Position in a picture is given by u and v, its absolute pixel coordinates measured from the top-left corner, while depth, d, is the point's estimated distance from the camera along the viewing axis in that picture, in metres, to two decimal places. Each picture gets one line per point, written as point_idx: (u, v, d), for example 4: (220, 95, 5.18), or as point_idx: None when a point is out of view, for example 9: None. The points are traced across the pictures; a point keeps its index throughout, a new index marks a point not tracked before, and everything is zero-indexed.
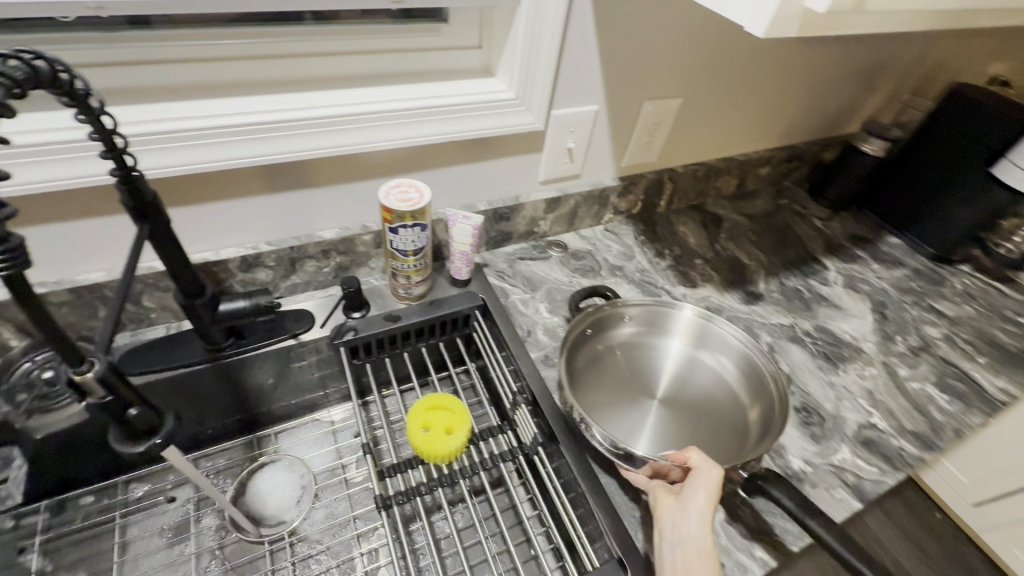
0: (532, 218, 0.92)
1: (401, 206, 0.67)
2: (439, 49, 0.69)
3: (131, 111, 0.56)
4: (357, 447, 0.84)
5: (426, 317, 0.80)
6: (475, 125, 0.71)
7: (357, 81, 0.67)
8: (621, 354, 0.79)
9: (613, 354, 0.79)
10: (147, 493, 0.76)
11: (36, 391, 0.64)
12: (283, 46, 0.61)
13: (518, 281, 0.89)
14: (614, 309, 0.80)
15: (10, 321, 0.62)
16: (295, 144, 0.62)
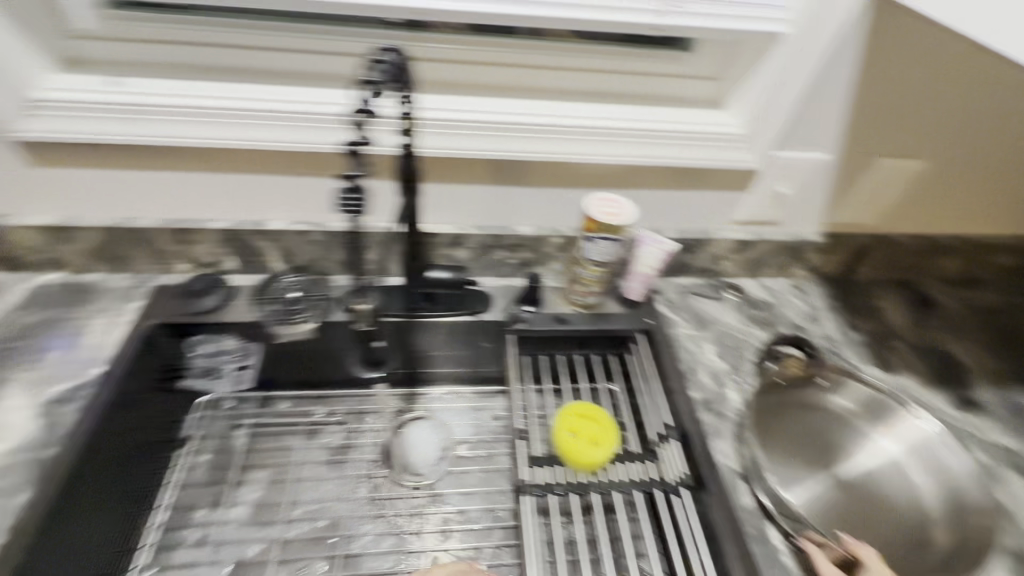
0: (715, 256, 0.89)
1: (606, 218, 0.70)
2: (676, 76, 0.71)
3: (410, 98, 0.68)
4: (494, 431, 0.90)
5: (592, 327, 0.82)
6: (693, 154, 0.71)
7: (591, 97, 0.72)
8: (813, 416, 0.75)
9: (804, 411, 0.75)
10: (325, 412, 0.89)
11: (286, 307, 0.77)
12: (537, 59, 0.68)
13: (688, 316, 0.87)
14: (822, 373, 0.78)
15: (278, 247, 0.79)
16: (527, 145, 0.69)
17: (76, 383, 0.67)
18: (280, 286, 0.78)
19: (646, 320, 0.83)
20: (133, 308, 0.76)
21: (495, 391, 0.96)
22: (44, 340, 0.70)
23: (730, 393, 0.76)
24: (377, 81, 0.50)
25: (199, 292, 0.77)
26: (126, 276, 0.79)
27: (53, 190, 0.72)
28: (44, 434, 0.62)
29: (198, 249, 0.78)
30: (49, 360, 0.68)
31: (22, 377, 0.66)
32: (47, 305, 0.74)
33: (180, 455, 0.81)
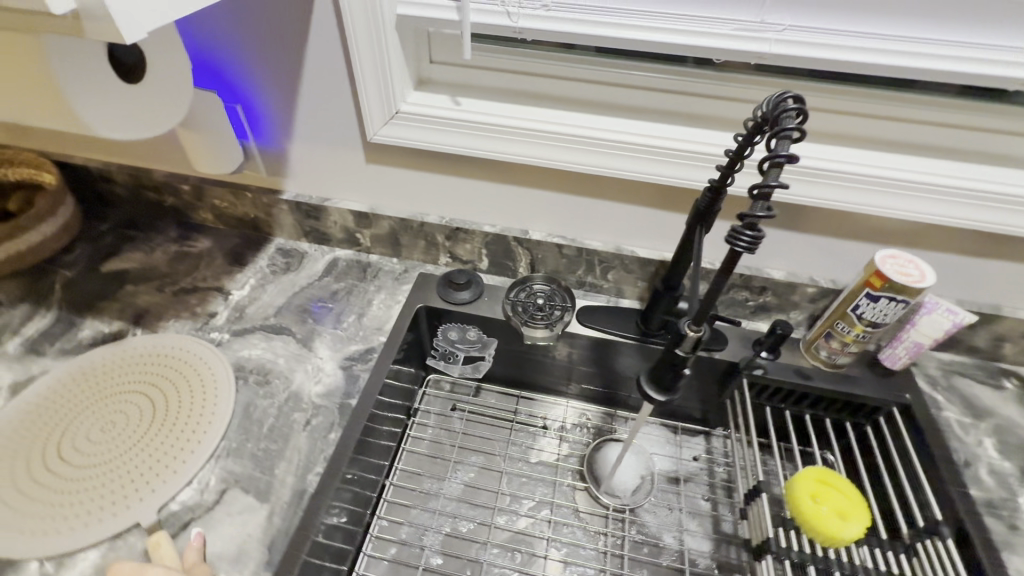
0: (1000, 337, 0.77)
1: (899, 278, 0.64)
2: (1013, 133, 0.63)
3: (702, 132, 0.69)
4: (697, 470, 0.87)
5: (838, 388, 0.76)
6: (1022, 222, 0.63)
7: (898, 147, 0.67)
8: None
9: None
10: (530, 412, 0.94)
11: (531, 311, 0.82)
12: (855, 103, 0.65)
13: (956, 398, 0.76)
14: None
15: (530, 255, 0.85)
16: (824, 192, 0.66)
17: (366, 347, 0.79)
18: (529, 290, 0.84)
19: (904, 394, 0.75)
20: (405, 290, 0.87)
21: (694, 429, 0.93)
22: (342, 305, 0.84)
23: (1023, 503, 0.65)
24: (779, 107, 0.42)
25: (458, 285, 0.85)
26: (398, 261, 0.92)
27: (366, 182, 0.83)
28: (346, 386, 0.73)
29: (463, 247, 0.87)
30: (346, 323, 0.82)
31: (327, 334, 0.80)
32: (342, 275, 0.89)
33: (408, 429, 0.89)
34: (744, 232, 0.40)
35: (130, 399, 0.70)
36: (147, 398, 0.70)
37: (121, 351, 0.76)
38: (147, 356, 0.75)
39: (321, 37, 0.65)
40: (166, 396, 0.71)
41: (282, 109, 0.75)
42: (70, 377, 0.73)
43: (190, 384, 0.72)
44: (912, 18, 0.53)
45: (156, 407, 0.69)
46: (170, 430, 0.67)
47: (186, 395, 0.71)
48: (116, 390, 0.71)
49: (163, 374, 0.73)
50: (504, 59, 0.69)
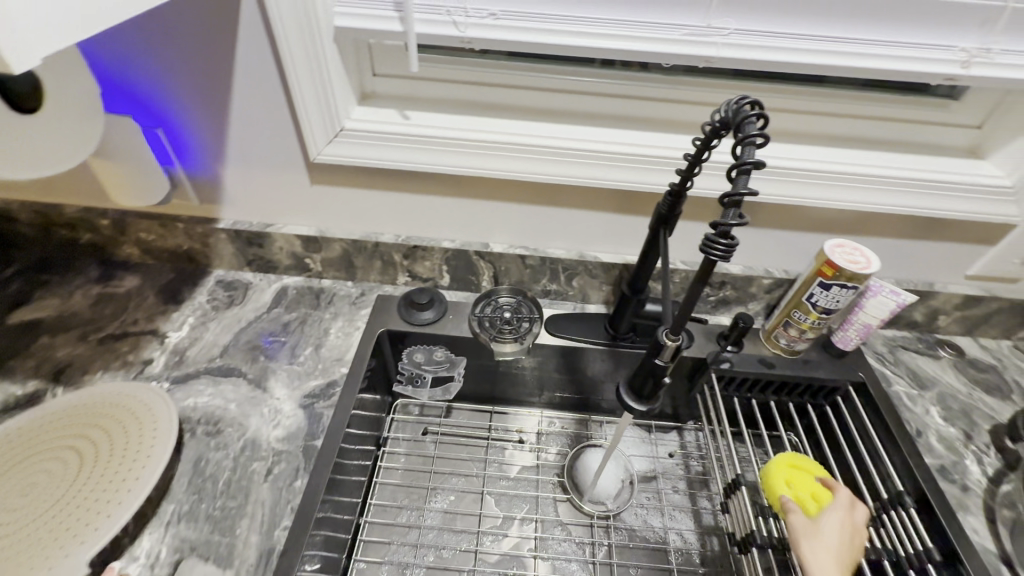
0: (935, 310, 0.83)
1: (849, 266, 0.67)
2: (935, 123, 0.68)
3: (657, 134, 0.69)
4: (674, 467, 0.88)
5: (799, 374, 0.79)
6: (950, 206, 0.68)
7: (838, 141, 0.70)
8: None
9: None
10: (504, 427, 0.91)
11: (498, 325, 0.79)
12: (795, 101, 0.67)
13: (902, 372, 0.81)
14: None
15: (493, 268, 0.83)
16: (774, 188, 0.68)
17: (327, 382, 0.73)
18: (495, 303, 0.82)
19: (858, 374, 0.79)
20: (364, 315, 0.83)
21: (667, 425, 0.94)
22: (296, 338, 0.78)
23: (970, 464, 0.70)
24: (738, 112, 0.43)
25: (420, 305, 0.81)
26: (353, 285, 0.87)
27: (312, 204, 0.78)
28: (308, 427, 0.68)
29: (422, 265, 0.83)
30: (303, 357, 0.76)
31: (282, 371, 0.74)
32: (293, 305, 0.83)
33: (379, 461, 0.84)
34: (718, 240, 0.40)
35: (47, 456, 0.61)
36: (70, 450, 0.61)
37: (34, 402, 0.66)
38: (66, 404, 0.66)
39: (249, 52, 0.60)
40: (95, 446, 0.62)
41: (211, 132, 0.69)
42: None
43: (125, 427, 0.64)
44: (847, 19, 0.56)
45: (83, 459, 0.61)
46: (101, 483, 0.59)
47: (118, 440, 0.62)
48: (30, 446, 0.62)
49: (88, 422, 0.65)
50: (452, 70, 0.67)
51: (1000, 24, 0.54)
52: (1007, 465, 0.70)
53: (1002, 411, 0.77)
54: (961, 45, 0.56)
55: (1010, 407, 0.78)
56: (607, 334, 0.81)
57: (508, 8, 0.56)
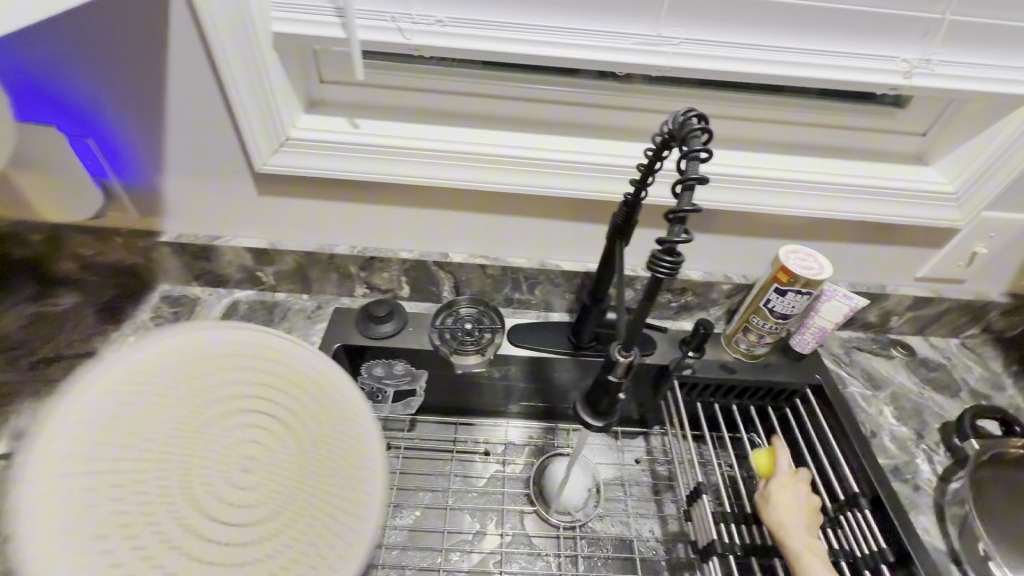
0: (888, 311, 0.85)
1: (803, 272, 0.68)
2: (883, 131, 0.70)
3: (613, 143, 0.68)
4: (641, 472, 0.88)
5: (758, 378, 0.80)
6: (899, 211, 0.69)
7: (791, 148, 0.71)
8: None
9: None
10: (469, 439, 0.89)
11: (459, 337, 0.78)
12: (749, 109, 0.67)
13: (857, 373, 0.83)
14: None
15: (454, 278, 0.81)
16: (730, 196, 0.68)
17: None
18: (456, 314, 0.80)
19: (816, 376, 0.80)
20: (319, 329, 0.80)
21: (633, 431, 0.93)
22: None
23: (921, 463, 0.72)
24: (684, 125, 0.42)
25: (378, 318, 0.79)
26: (309, 298, 0.84)
27: (262, 215, 0.75)
28: None
29: (380, 276, 0.81)
30: None
31: None
32: (244, 320, 0.80)
33: None
34: (663, 257, 0.39)
35: (224, 419, 0.38)
36: (250, 431, 0.38)
37: (199, 361, 0.40)
38: (226, 355, 0.41)
39: (183, 58, 0.57)
40: (273, 409, 0.40)
41: (146, 141, 0.65)
42: (99, 403, 0.35)
43: (319, 410, 0.42)
44: (796, 29, 0.56)
45: (275, 442, 0.39)
46: (316, 493, 0.38)
47: (311, 430, 0.40)
48: (197, 385, 0.39)
49: (270, 375, 0.41)
50: (403, 77, 0.65)
51: (938, 37, 0.55)
52: (956, 462, 0.73)
53: (950, 409, 0.79)
54: (903, 56, 0.57)
55: (958, 405, 0.80)
56: (569, 344, 0.81)
57: (455, 15, 0.55)
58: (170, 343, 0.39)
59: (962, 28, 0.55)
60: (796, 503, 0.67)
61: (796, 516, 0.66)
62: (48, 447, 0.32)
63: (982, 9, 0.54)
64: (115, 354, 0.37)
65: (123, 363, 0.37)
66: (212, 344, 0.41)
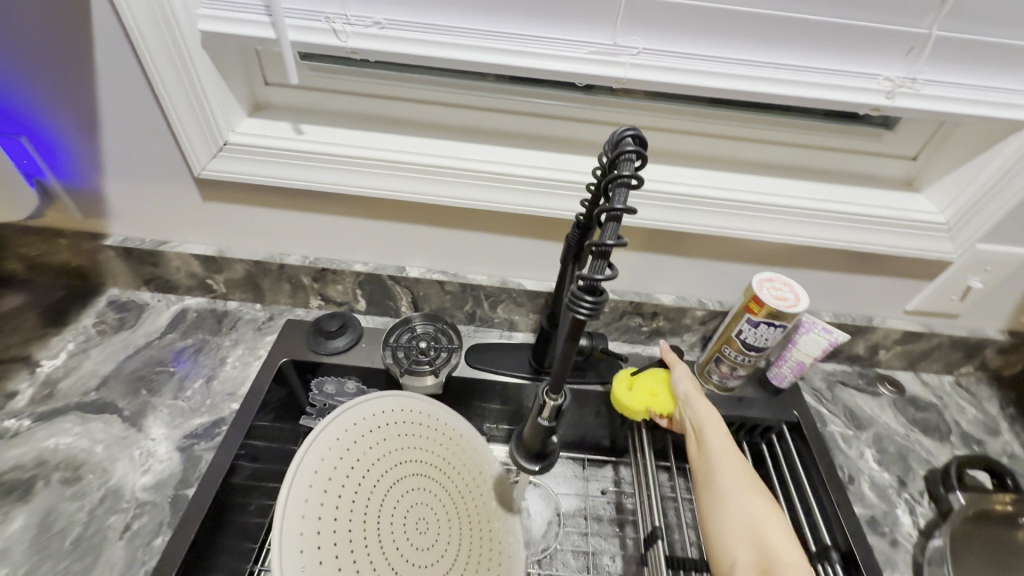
0: (875, 345, 0.79)
1: (776, 303, 0.63)
2: (868, 153, 0.65)
3: (575, 158, 0.64)
4: (605, 505, 0.82)
5: (731, 412, 0.74)
6: (884, 240, 0.64)
7: (769, 168, 0.66)
8: None
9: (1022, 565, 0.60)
10: None
11: (412, 356, 0.72)
12: (722, 125, 0.63)
13: (839, 410, 0.77)
14: None
15: (411, 293, 0.77)
16: (700, 217, 0.63)
17: (213, 419, 0.66)
18: (412, 331, 0.75)
19: (794, 413, 0.74)
20: (267, 342, 0.76)
21: (602, 459, 0.87)
22: (188, 368, 0.71)
23: (901, 515, 0.67)
24: (620, 147, 0.37)
25: (329, 333, 0.74)
26: (261, 308, 0.80)
27: (209, 222, 0.71)
28: (183, 473, 0.61)
29: (333, 288, 0.77)
30: (191, 391, 0.69)
31: (163, 407, 0.67)
32: (190, 330, 0.76)
33: None
34: (583, 296, 0.35)
35: (410, 471, 0.58)
36: (423, 482, 0.58)
37: (384, 423, 0.59)
38: (404, 421, 0.60)
39: (112, 57, 0.54)
40: (442, 466, 0.61)
41: (82, 142, 0.62)
42: (331, 460, 0.53)
43: (466, 467, 0.63)
44: (766, 43, 0.51)
45: (435, 495, 0.59)
46: (466, 524, 0.59)
47: (465, 485, 0.62)
48: (408, 444, 0.59)
49: (442, 441, 0.62)
50: (352, 80, 0.61)
51: (924, 54, 0.50)
52: (940, 516, 0.67)
53: (938, 455, 0.74)
54: (886, 74, 0.52)
55: (947, 450, 0.74)
56: (530, 367, 0.75)
57: (395, 17, 0.51)
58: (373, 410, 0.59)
59: (951, 45, 0.50)
60: (680, 374, 0.69)
61: (683, 388, 0.67)
62: (300, 497, 0.49)
63: (974, 25, 0.49)
64: (360, 405, 0.58)
65: (339, 423, 0.56)
66: (391, 412, 0.60)
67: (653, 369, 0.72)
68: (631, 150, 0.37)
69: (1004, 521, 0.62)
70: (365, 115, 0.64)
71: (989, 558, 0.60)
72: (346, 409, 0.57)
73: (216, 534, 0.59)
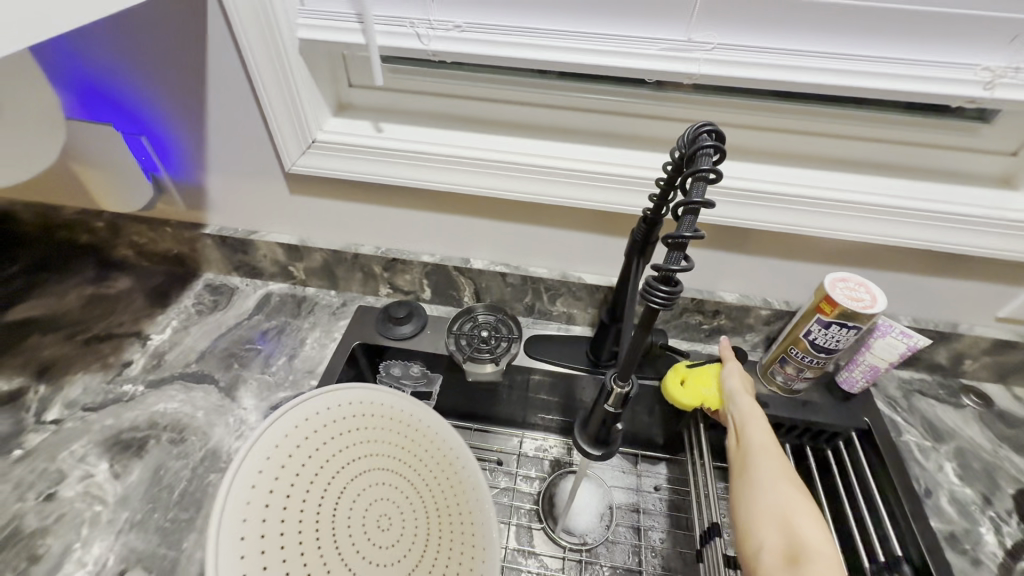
0: (959, 354, 0.74)
1: (851, 304, 0.61)
2: (959, 149, 0.61)
3: (642, 154, 0.64)
4: (660, 502, 0.81)
5: (795, 416, 0.72)
6: (975, 241, 0.60)
7: (846, 164, 0.64)
8: None
9: None
10: (479, 446, 0.86)
11: (474, 344, 0.75)
12: (796, 121, 0.61)
13: (916, 420, 0.73)
14: None
15: (474, 284, 0.80)
16: (770, 214, 0.61)
17: (295, 394, 0.73)
18: (474, 320, 0.78)
19: (865, 420, 0.71)
20: (341, 326, 0.81)
21: (655, 456, 0.86)
22: (273, 347, 0.78)
23: (985, 533, 0.63)
24: (696, 145, 0.39)
25: (398, 319, 0.78)
26: (336, 294, 0.86)
27: (294, 214, 0.77)
28: None
29: (402, 278, 0.81)
30: (275, 367, 0.76)
31: (253, 380, 0.74)
32: (274, 312, 0.83)
33: None
34: (657, 287, 0.37)
35: (367, 466, 0.60)
36: (382, 477, 0.59)
37: (331, 419, 0.60)
38: (352, 416, 0.61)
39: (221, 65, 0.60)
40: (403, 459, 0.61)
41: (191, 142, 0.70)
42: (272, 463, 0.54)
43: (428, 453, 0.61)
44: (850, 35, 0.50)
45: (397, 487, 0.59)
46: (434, 517, 0.58)
47: (430, 471, 0.60)
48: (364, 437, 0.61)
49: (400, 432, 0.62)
50: (429, 81, 0.65)
51: None
52: None
53: None
54: (984, 63, 0.49)
55: None
56: (588, 360, 0.76)
57: (474, 20, 0.54)
58: (316, 408, 0.60)
59: None
60: (730, 371, 0.67)
61: (731, 383, 0.66)
62: (242, 498, 0.51)
63: None
64: (307, 401, 0.60)
65: (282, 422, 0.57)
66: (339, 407, 0.61)
67: (706, 366, 0.71)
68: (712, 148, 0.38)
69: None
70: (438, 114, 0.68)
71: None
72: (285, 412, 0.57)
73: None
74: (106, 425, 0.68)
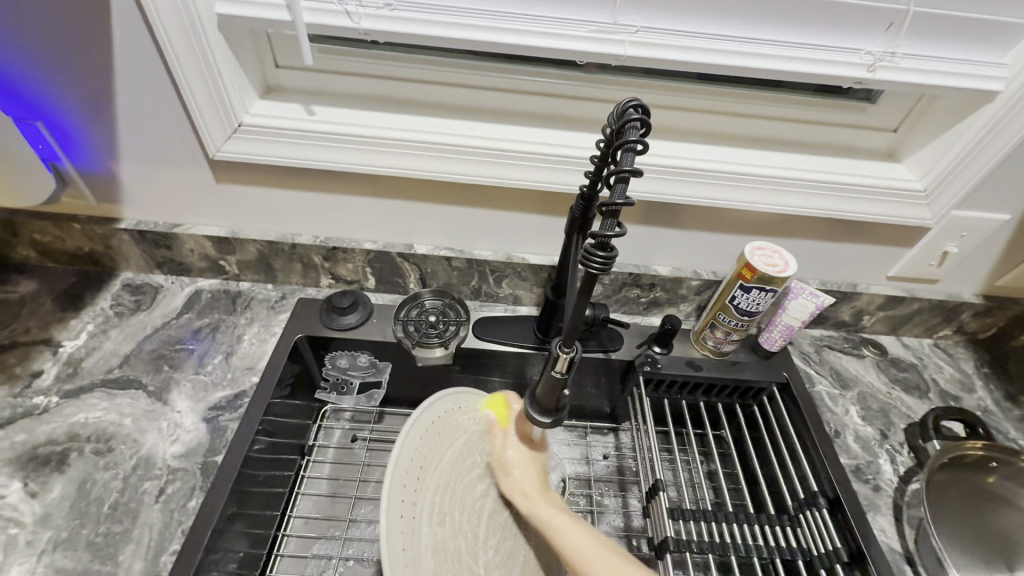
0: (859, 311, 0.84)
1: (768, 269, 0.67)
2: (853, 126, 0.68)
3: (577, 136, 0.67)
4: (609, 470, 0.82)
5: (726, 375, 0.78)
6: (868, 209, 0.68)
7: (760, 142, 0.70)
8: (1009, 506, 0.62)
9: (999, 506, 0.62)
10: None
11: (423, 329, 0.74)
12: (714, 102, 0.66)
13: (826, 372, 0.82)
14: (1003, 458, 0.65)
15: (418, 269, 0.80)
16: (695, 188, 0.66)
17: (235, 392, 0.69)
18: (421, 306, 0.76)
19: (784, 374, 0.78)
20: (282, 319, 0.78)
21: (603, 427, 0.88)
22: (206, 345, 0.74)
23: (883, 463, 0.72)
24: (623, 120, 0.42)
25: (341, 309, 0.75)
26: (273, 287, 0.83)
27: (223, 205, 0.73)
28: (210, 441, 0.64)
29: (344, 267, 0.80)
30: (211, 365, 0.72)
31: (187, 381, 0.70)
32: (206, 310, 0.78)
33: (302, 470, 0.72)
34: (596, 252, 0.40)
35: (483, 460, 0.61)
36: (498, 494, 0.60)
37: (451, 426, 0.60)
38: (450, 428, 0.59)
39: (133, 46, 0.56)
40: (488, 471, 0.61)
41: (99, 131, 0.64)
42: (416, 470, 0.52)
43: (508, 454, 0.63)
44: (755, 21, 0.55)
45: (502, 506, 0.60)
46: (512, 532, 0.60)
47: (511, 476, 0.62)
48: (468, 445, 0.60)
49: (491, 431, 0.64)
50: (363, 62, 0.63)
51: (903, 30, 0.54)
52: (919, 464, 0.72)
53: (918, 409, 0.79)
54: (867, 49, 0.55)
55: (926, 405, 0.80)
56: (535, 338, 0.78)
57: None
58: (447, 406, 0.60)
59: (927, 21, 0.54)
60: None
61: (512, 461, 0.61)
62: (402, 475, 0.50)
63: (947, 2, 0.53)
64: (426, 410, 0.57)
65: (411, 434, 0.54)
66: (448, 415, 0.60)
67: None
68: (638, 124, 0.41)
69: (977, 467, 0.66)
70: (372, 97, 0.67)
71: (963, 500, 0.63)
72: (424, 408, 0.57)
73: (247, 499, 0.62)
74: (16, 442, 0.62)
